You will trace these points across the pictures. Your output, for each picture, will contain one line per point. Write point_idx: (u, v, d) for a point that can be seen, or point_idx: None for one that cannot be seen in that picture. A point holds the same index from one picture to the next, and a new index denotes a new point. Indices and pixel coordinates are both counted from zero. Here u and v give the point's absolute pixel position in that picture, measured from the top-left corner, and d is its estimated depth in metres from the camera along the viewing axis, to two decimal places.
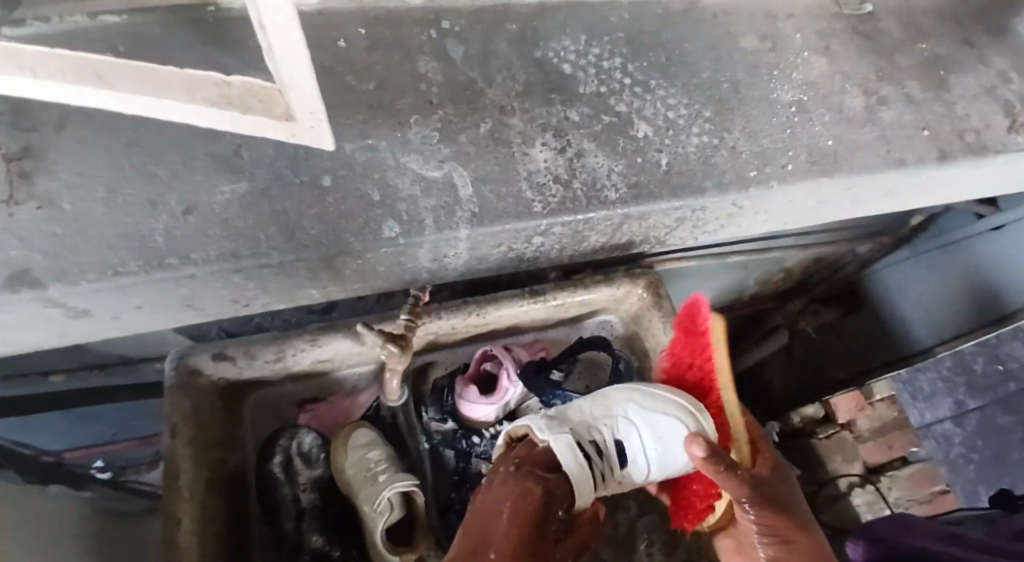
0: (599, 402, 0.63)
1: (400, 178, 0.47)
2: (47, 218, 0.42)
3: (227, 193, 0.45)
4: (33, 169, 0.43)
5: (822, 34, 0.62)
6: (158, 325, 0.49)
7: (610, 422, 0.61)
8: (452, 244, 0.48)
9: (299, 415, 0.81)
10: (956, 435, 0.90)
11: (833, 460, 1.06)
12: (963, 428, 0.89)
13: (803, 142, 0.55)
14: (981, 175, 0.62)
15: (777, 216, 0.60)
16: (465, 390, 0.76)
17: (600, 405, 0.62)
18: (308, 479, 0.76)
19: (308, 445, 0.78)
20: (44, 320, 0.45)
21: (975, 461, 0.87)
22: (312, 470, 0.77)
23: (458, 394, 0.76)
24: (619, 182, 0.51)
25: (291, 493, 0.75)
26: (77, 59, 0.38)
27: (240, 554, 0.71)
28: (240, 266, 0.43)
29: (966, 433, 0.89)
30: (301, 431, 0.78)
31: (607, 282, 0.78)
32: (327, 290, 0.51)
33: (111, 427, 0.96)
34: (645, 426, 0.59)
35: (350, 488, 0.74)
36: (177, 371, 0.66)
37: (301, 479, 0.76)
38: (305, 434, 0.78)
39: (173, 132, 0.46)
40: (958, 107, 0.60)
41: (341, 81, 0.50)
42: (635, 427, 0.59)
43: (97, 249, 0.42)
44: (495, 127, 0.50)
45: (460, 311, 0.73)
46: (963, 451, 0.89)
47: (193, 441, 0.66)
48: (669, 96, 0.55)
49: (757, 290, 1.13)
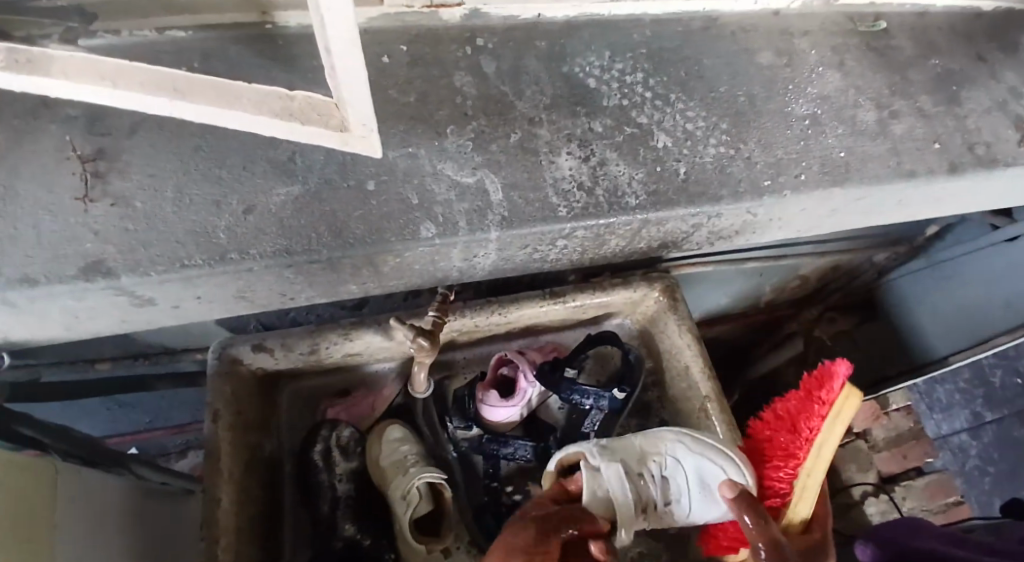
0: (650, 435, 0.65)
1: (436, 184, 0.51)
2: (121, 214, 0.47)
3: (282, 195, 0.49)
4: (108, 170, 0.48)
5: (837, 51, 0.65)
6: (213, 315, 0.54)
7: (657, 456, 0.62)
8: (483, 245, 0.52)
9: (328, 408, 0.85)
10: (972, 447, 0.96)
11: (847, 469, 1.03)
12: (980, 440, 0.95)
13: (816, 155, 0.58)
14: (992, 187, 0.65)
15: (791, 224, 0.63)
16: (486, 395, 0.80)
17: (649, 441, 0.64)
18: (345, 470, 0.80)
19: (347, 438, 0.82)
20: (113, 307, 0.49)
21: (991, 473, 0.93)
22: (348, 461, 0.81)
23: (479, 399, 0.80)
24: (639, 189, 0.54)
25: (328, 481, 0.78)
26: (153, 73, 0.43)
27: (274, 534, 0.76)
28: (292, 261, 0.47)
29: (982, 445, 0.95)
30: (342, 424, 0.82)
31: (625, 285, 0.81)
32: (366, 287, 0.55)
33: (147, 414, 1.02)
34: (692, 468, 0.61)
35: (383, 478, 0.78)
36: (219, 359, 0.71)
37: (338, 470, 0.79)
38: (345, 428, 0.82)
39: (233, 139, 0.51)
40: (969, 121, 0.63)
41: (384, 95, 0.54)
42: (682, 469, 0.61)
43: (166, 244, 0.47)
44: (524, 137, 0.54)
45: (483, 309, 0.77)
46: (978, 463, 0.95)
47: (231, 427, 0.70)
48: (688, 109, 0.58)
49: (773, 296, 1.16)
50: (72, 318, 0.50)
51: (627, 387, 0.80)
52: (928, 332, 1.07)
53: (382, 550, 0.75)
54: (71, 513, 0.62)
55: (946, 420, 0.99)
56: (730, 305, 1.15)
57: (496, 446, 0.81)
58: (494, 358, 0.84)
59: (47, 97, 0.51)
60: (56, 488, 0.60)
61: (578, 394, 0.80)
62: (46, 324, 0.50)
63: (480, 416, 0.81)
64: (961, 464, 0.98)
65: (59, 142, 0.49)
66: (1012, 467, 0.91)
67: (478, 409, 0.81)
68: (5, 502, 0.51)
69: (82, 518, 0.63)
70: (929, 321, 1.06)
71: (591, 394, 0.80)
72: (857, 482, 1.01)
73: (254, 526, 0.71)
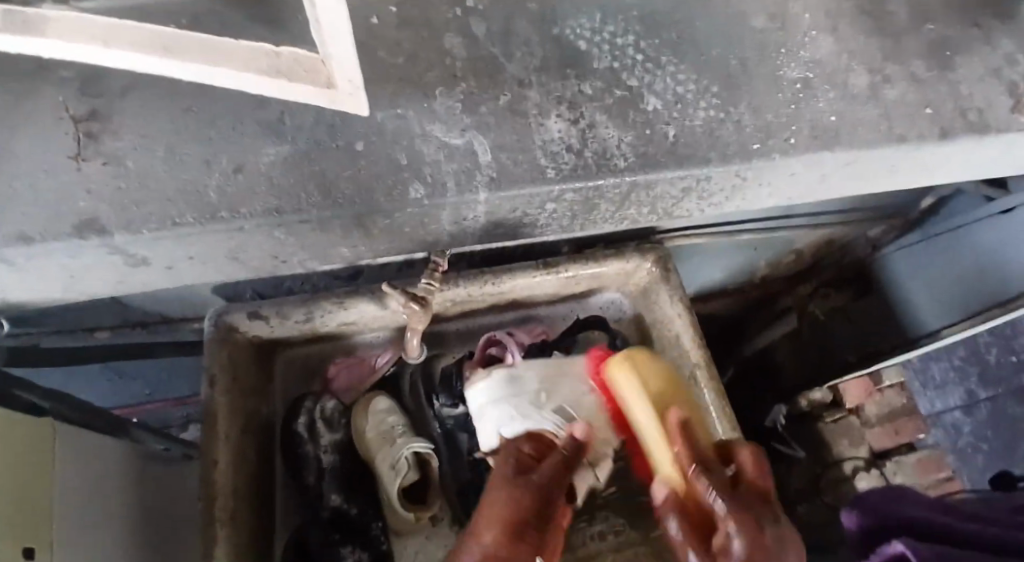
0: (547, 368, 0.80)
1: (425, 145, 0.51)
2: (113, 173, 0.48)
3: (272, 154, 0.50)
4: (99, 130, 0.49)
5: (831, 15, 0.64)
6: (208, 277, 0.55)
7: (576, 389, 0.80)
8: (472, 206, 0.52)
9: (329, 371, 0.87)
10: (965, 425, 0.94)
11: (840, 444, 1.12)
12: (973, 418, 0.92)
13: (805, 120, 0.58)
14: (984, 152, 0.64)
15: (780, 190, 0.63)
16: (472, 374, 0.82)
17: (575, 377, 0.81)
18: (330, 441, 0.82)
19: (330, 410, 0.84)
20: (106, 266, 0.50)
21: (984, 451, 0.90)
22: (333, 433, 0.83)
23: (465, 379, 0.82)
24: (628, 151, 0.55)
25: (314, 452, 0.81)
26: (138, 32, 0.43)
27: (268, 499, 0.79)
28: (282, 220, 0.48)
29: (977, 423, 0.92)
30: (325, 397, 0.85)
31: (619, 256, 0.82)
32: (356, 249, 0.55)
33: (148, 385, 1.04)
34: None
35: (368, 448, 0.81)
36: (216, 327, 0.72)
37: (323, 441, 0.82)
38: (328, 401, 0.84)
39: (222, 98, 0.51)
40: (962, 86, 0.62)
41: (374, 56, 0.54)
42: None
43: (159, 202, 0.47)
44: (514, 99, 0.54)
45: (476, 280, 0.78)
46: (972, 440, 0.93)
47: (228, 393, 0.71)
48: (678, 72, 0.58)
49: (768, 270, 1.16)
50: (68, 277, 0.51)
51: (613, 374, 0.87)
52: (918, 306, 1.06)
53: (370, 518, 0.79)
54: (69, 470, 0.63)
55: (940, 397, 0.97)
56: (724, 279, 1.16)
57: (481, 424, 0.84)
58: (482, 339, 0.86)
59: (39, 56, 0.51)
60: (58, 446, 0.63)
61: None
62: (45, 283, 0.51)
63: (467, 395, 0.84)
64: (954, 441, 0.96)
65: (51, 102, 0.49)
66: (1008, 444, 0.87)
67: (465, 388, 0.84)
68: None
69: (81, 476, 0.65)
70: (920, 294, 1.05)
71: None
72: (847, 457, 1.10)
73: (250, 490, 0.73)
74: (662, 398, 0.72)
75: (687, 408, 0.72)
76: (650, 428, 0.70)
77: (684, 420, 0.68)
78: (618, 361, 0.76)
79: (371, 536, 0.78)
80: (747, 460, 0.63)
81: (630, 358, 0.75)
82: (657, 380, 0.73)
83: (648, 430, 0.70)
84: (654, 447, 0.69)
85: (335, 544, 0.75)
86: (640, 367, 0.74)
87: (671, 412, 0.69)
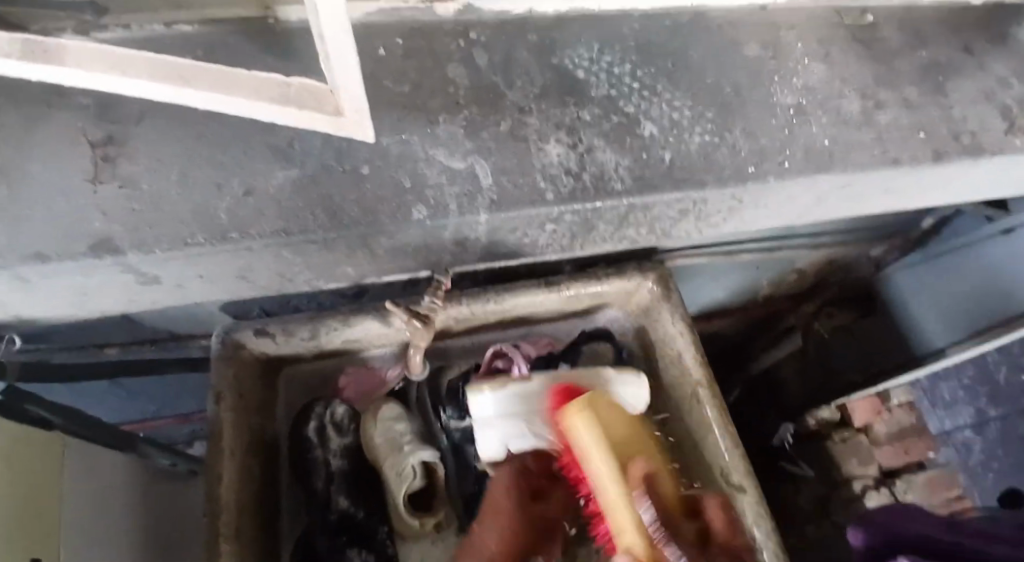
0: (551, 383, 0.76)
1: (428, 168, 0.53)
2: (128, 195, 0.50)
3: (281, 178, 0.51)
4: (116, 155, 0.51)
5: (823, 43, 0.66)
6: (217, 295, 0.57)
7: None
8: (474, 227, 0.54)
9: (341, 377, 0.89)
10: (975, 443, 0.92)
11: (848, 463, 1.11)
12: (983, 437, 0.91)
13: (798, 144, 0.60)
14: (978, 173, 0.66)
15: (776, 212, 0.65)
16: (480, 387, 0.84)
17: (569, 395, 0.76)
18: (339, 446, 0.84)
19: (340, 415, 0.86)
20: (119, 285, 0.52)
21: (994, 470, 0.89)
22: (342, 438, 0.85)
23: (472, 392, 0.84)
24: (626, 174, 0.56)
25: (323, 457, 0.82)
26: (154, 63, 0.46)
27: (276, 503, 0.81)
28: (289, 241, 0.50)
29: (986, 442, 0.91)
30: (336, 402, 0.85)
31: (619, 275, 0.84)
32: (361, 269, 0.57)
33: (155, 402, 1.05)
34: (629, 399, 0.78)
35: (375, 455, 0.83)
36: (223, 344, 0.73)
37: (333, 445, 0.84)
38: (338, 405, 0.85)
39: (234, 125, 0.53)
40: (954, 111, 0.64)
41: (379, 85, 0.56)
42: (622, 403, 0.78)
43: (172, 223, 0.49)
44: (514, 124, 0.56)
45: (479, 298, 0.80)
46: (982, 459, 0.91)
47: (234, 408, 0.72)
48: (674, 99, 0.60)
49: (769, 290, 1.17)
50: (82, 295, 0.52)
51: None
52: (926, 325, 1.06)
53: (376, 523, 0.81)
54: (75, 486, 0.65)
55: (949, 417, 0.97)
56: (727, 298, 1.17)
57: None
58: (489, 352, 0.87)
59: (59, 85, 0.54)
60: (61, 461, 0.64)
61: None
62: (61, 301, 0.53)
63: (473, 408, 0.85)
64: (965, 459, 0.94)
65: (70, 129, 0.52)
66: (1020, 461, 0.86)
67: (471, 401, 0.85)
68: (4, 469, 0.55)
69: (86, 491, 0.66)
70: (925, 312, 1.05)
71: None
72: (857, 476, 1.09)
73: (254, 497, 0.74)
74: (618, 445, 0.69)
75: (650, 458, 0.71)
76: (608, 483, 0.67)
77: (652, 480, 0.68)
78: (574, 410, 0.69)
79: (377, 541, 0.79)
80: (717, 517, 0.69)
81: (590, 401, 0.70)
82: (612, 432, 0.70)
83: (605, 483, 0.68)
84: (616, 509, 0.66)
85: (343, 546, 0.77)
86: (598, 412, 0.69)
87: (634, 468, 0.68)
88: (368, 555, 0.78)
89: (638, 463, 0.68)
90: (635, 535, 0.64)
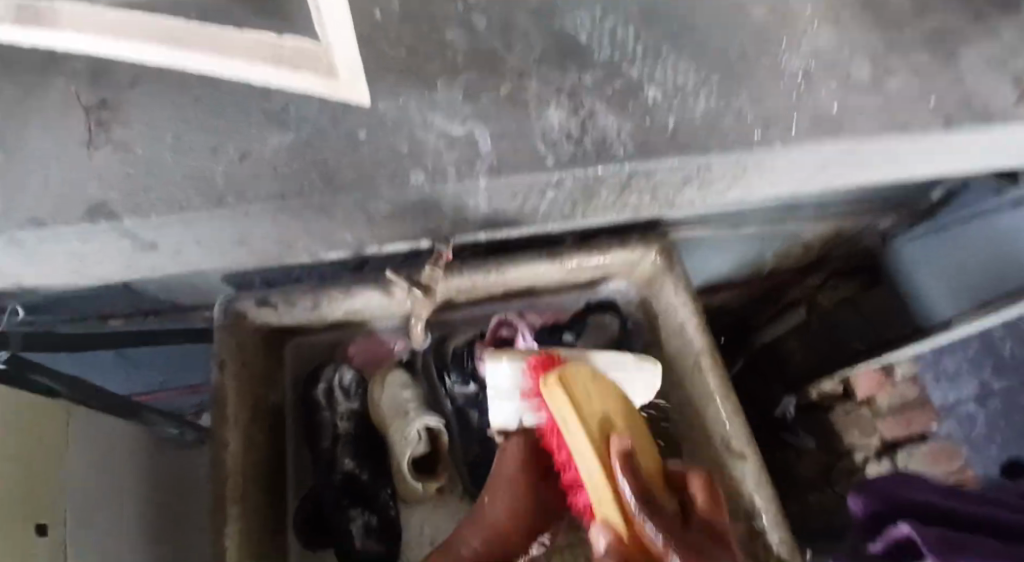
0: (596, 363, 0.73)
1: (426, 133, 0.52)
2: (123, 159, 0.49)
3: (275, 143, 0.51)
4: (112, 120, 0.50)
5: (834, 4, 0.64)
6: (215, 263, 0.57)
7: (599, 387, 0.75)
8: (473, 194, 0.53)
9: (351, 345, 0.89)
10: (979, 416, 0.91)
11: (851, 433, 1.13)
12: (986, 409, 0.90)
13: (806, 109, 0.58)
14: (989, 141, 0.64)
15: (780, 180, 0.64)
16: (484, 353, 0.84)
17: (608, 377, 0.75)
18: (347, 409, 0.86)
19: (348, 381, 0.86)
20: (116, 251, 0.51)
21: (998, 441, 0.88)
22: (349, 402, 0.86)
23: (477, 357, 0.85)
24: (628, 140, 0.55)
25: (330, 419, 0.85)
26: (147, 25, 0.46)
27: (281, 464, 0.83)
28: (286, 207, 0.49)
29: (989, 413, 0.89)
30: (343, 367, 0.86)
31: (622, 247, 0.83)
32: (360, 236, 0.57)
33: (161, 373, 1.06)
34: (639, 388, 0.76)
35: (382, 419, 0.84)
36: (226, 313, 0.73)
37: (340, 408, 0.86)
38: (346, 372, 0.86)
39: (229, 88, 0.52)
40: (968, 75, 0.62)
41: (377, 48, 0.55)
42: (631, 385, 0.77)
43: (167, 189, 0.48)
44: (514, 88, 0.55)
45: (481, 269, 0.79)
46: (986, 432, 0.90)
47: (238, 375, 0.73)
48: (679, 62, 0.58)
49: (775, 263, 1.16)
50: (80, 262, 0.52)
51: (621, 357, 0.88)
52: (932, 298, 1.04)
53: (380, 486, 0.82)
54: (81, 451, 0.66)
55: (953, 389, 0.95)
56: (731, 270, 1.16)
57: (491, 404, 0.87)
58: (494, 321, 0.88)
59: (51, 48, 0.53)
60: (68, 425, 0.65)
61: None
62: (59, 268, 0.53)
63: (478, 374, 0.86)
64: (966, 432, 0.92)
65: (63, 93, 0.51)
66: (1022, 431, 0.85)
67: (475, 366, 0.86)
68: (12, 431, 0.55)
69: (93, 457, 0.67)
70: (933, 285, 1.04)
71: None
72: (858, 448, 1.11)
73: (259, 463, 0.75)
74: (602, 418, 0.65)
75: (638, 431, 0.67)
76: (586, 456, 0.63)
77: (627, 451, 0.60)
78: (552, 381, 0.66)
79: (381, 503, 0.81)
80: (697, 486, 0.61)
81: (563, 375, 0.66)
82: (589, 401, 0.65)
83: (582, 453, 0.63)
84: (593, 481, 0.62)
85: (345, 507, 0.79)
86: (571, 384, 0.65)
87: (613, 441, 0.62)
88: (370, 517, 0.79)
89: (617, 438, 0.62)
90: (614, 515, 0.59)
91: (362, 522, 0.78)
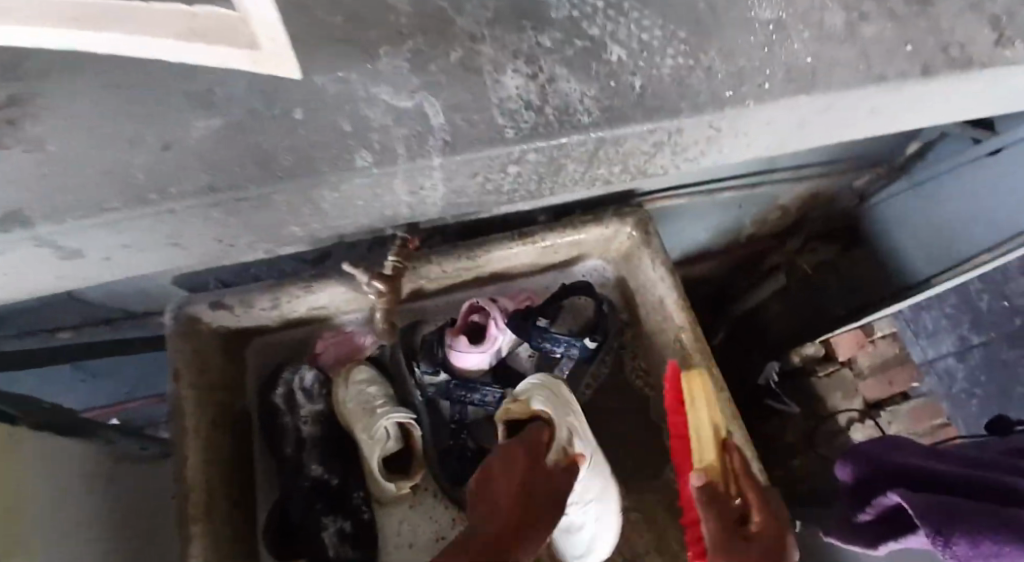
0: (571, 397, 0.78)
1: (371, 109, 0.48)
2: (33, 158, 0.44)
3: (203, 128, 0.46)
4: (17, 115, 0.45)
5: None
6: (151, 267, 0.52)
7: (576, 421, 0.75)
8: (428, 173, 0.49)
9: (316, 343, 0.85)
10: (958, 370, 1.09)
11: (834, 397, 1.19)
12: (966, 362, 1.08)
13: (778, 64, 0.55)
14: (968, 88, 0.61)
15: (756, 141, 0.60)
16: (456, 340, 0.80)
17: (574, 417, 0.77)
18: (309, 412, 0.82)
19: (308, 381, 0.82)
20: (37, 261, 0.46)
21: (979, 394, 1.07)
22: (312, 404, 0.82)
23: (448, 345, 0.80)
24: (592, 106, 0.51)
25: (293, 424, 0.81)
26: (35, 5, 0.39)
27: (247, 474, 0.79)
28: (218, 200, 0.45)
29: (970, 367, 1.08)
30: (303, 367, 0.82)
31: (596, 221, 0.79)
32: (308, 228, 0.52)
33: (127, 383, 1.00)
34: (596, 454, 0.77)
35: (347, 419, 0.80)
36: (176, 319, 0.68)
37: (302, 412, 0.81)
38: (306, 371, 0.82)
39: (150, 71, 0.47)
40: (944, 21, 0.58)
41: (312, 18, 0.50)
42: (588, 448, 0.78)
43: (83, 187, 0.43)
44: (466, 56, 0.50)
45: (451, 255, 0.75)
46: (966, 385, 1.08)
47: (195, 384, 0.68)
48: (644, 18, 0.54)
49: (754, 230, 1.14)
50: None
51: (598, 336, 0.84)
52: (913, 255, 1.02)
53: (351, 489, 0.79)
54: (38, 473, 0.61)
55: (932, 345, 1.11)
56: (711, 240, 1.13)
57: (463, 393, 0.82)
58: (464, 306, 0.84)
59: None
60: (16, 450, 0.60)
61: (550, 341, 0.82)
62: None
63: (449, 361, 0.81)
64: (947, 386, 1.11)
65: None
66: (1002, 388, 1.05)
67: (447, 354, 0.81)
68: None
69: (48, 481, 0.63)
70: (910, 244, 1.02)
71: (563, 342, 0.83)
72: (842, 410, 1.18)
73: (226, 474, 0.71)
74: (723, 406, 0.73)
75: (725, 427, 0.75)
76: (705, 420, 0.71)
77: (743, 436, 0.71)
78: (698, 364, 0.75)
79: (353, 506, 0.78)
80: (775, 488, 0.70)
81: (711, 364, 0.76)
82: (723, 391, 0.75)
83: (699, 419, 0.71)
84: (700, 437, 0.70)
85: (317, 514, 0.75)
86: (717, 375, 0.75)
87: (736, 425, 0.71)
88: (343, 521, 0.76)
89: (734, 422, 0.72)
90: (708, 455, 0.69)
91: (335, 528, 0.75)
